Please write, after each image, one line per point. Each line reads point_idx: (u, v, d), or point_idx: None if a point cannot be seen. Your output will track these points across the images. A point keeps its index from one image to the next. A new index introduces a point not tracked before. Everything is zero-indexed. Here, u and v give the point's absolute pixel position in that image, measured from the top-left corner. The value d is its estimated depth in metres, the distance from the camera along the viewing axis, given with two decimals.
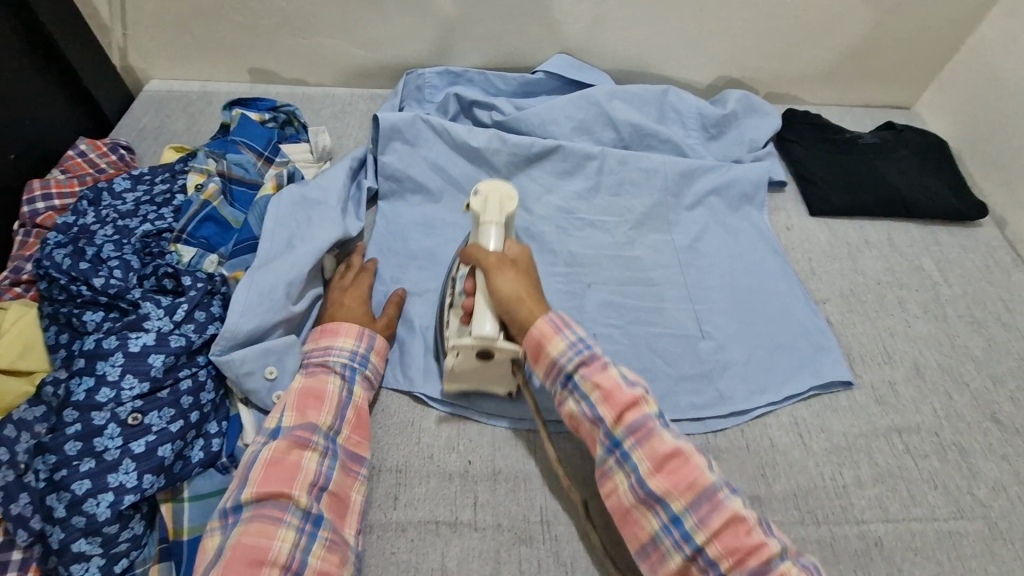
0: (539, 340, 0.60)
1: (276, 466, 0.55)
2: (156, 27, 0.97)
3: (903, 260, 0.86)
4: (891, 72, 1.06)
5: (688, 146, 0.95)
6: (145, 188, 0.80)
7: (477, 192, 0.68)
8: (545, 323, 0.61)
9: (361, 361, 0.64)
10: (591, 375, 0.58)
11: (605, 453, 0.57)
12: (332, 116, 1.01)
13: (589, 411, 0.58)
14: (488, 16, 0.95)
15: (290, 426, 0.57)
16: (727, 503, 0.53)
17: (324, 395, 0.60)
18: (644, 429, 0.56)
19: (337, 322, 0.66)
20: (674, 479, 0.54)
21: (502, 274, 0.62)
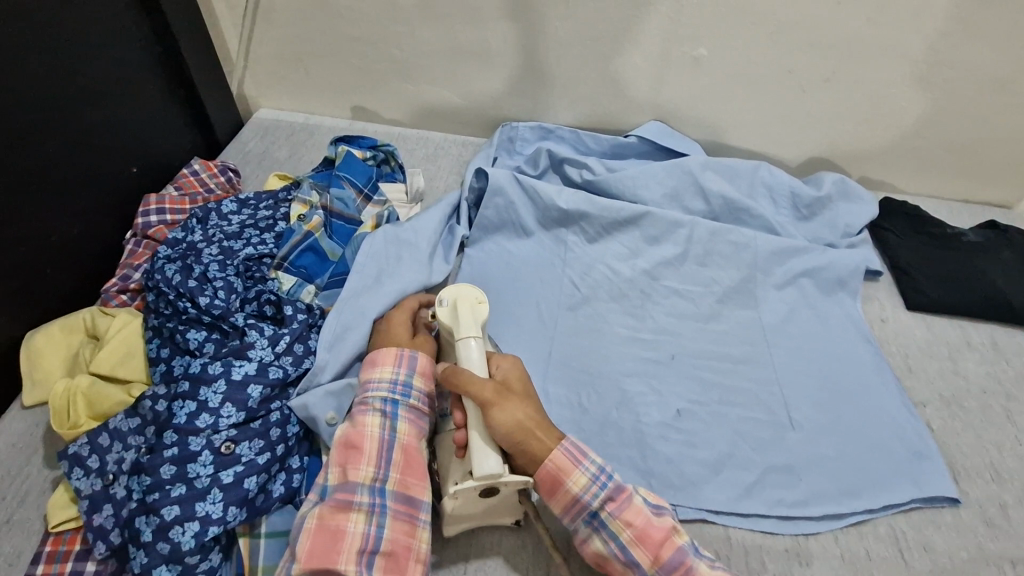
0: (555, 475, 0.57)
1: (320, 535, 0.52)
2: (275, 62, 1.03)
3: (1010, 368, 0.81)
4: (996, 169, 1.02)
5: (779, 224, 0.93)
6: (249, 212, 0.83)
7: (442, 302, 0.64)
8: (559, 454, 0.57)
9: (402, 392, 0.60)
10: (602, 492, 0.56)
11: (555, 481, 0.58)
12: (425, 159, 1.04)
13: (569, 481, 0.58)
14: (589, 79, 0.98)
15: (334, 487, 0.55)
16: (660, 523, 0.56)
17: (362, 444, 0.56)
18: (622, 497, 0.57)
19: (375, 351, 0.63)
20: (616, 500, 0.56)
21: (504, 409, 0.57)
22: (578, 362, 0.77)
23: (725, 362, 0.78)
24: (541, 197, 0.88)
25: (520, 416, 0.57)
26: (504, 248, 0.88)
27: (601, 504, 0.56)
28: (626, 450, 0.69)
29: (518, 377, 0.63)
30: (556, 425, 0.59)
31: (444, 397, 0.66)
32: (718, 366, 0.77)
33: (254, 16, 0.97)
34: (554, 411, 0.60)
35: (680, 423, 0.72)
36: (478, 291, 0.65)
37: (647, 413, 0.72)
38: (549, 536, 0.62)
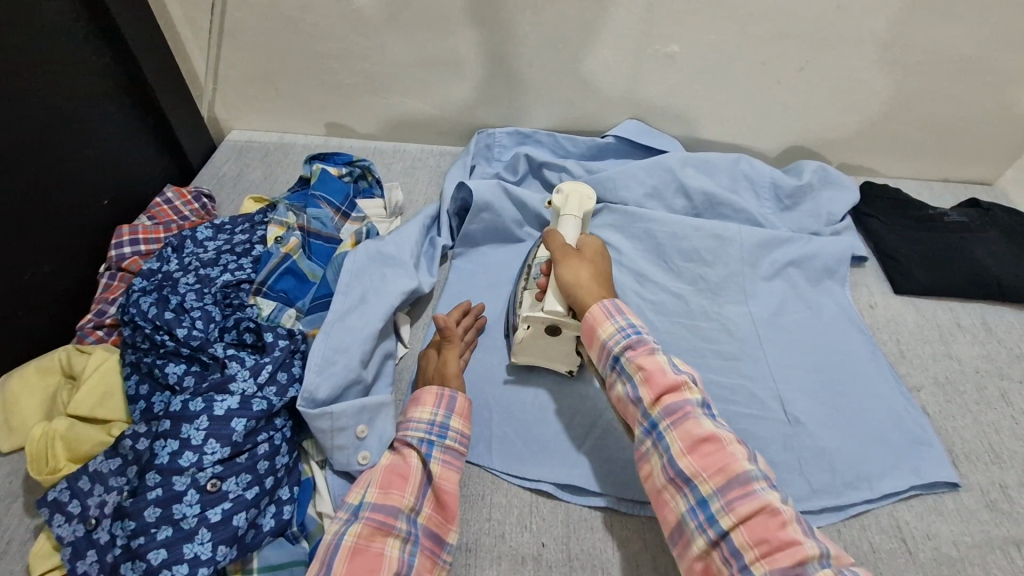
0: (590, 324, 0.61)
1: (359, 553, 0.52)
2: (245, 83, 1.02)
3: (1001, 347, 0.81)
4: (973, 148, 1.02)
5: (762, 216, 0.93)
6: (225, 237, 0.82)
7: (561, 194, 0.78)
8: (598, 309, 0.62)
9: (439, 432, 0.60)
10: (636, 358, 0.57)
11: (643, 433, 0.56)
12: (403, 171, 1.03)
13: (632, 392, 0.57)
14: (563, 82, 0.97)
15: (373, 507, 0.55)
16: (763, 495, 0.49)
17: (407, 473, 0.58)
18: (682, 411, 0.54)
19: (419, 389, 0.64)
20: (705, 461, 0.51)
21: (571, 261, 0.67)
22: None
23: (718, 360, 0.77)
24: (522, 204, 0.87)
25: (585, 297, 0.64)
26: (490, 258, 0.86)
27: (683, 458, 0.52)
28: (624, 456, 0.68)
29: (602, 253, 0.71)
30: (621, 336, 0.59)
31: (537, 263, 0.76)
32: (710, 364, 0.77)
33: (220, 38, 0.95)
34: (622, 326, 0.60)
35: None
36: (588, 192, 0.79)
37: None
38: (548, 550, 0.60)
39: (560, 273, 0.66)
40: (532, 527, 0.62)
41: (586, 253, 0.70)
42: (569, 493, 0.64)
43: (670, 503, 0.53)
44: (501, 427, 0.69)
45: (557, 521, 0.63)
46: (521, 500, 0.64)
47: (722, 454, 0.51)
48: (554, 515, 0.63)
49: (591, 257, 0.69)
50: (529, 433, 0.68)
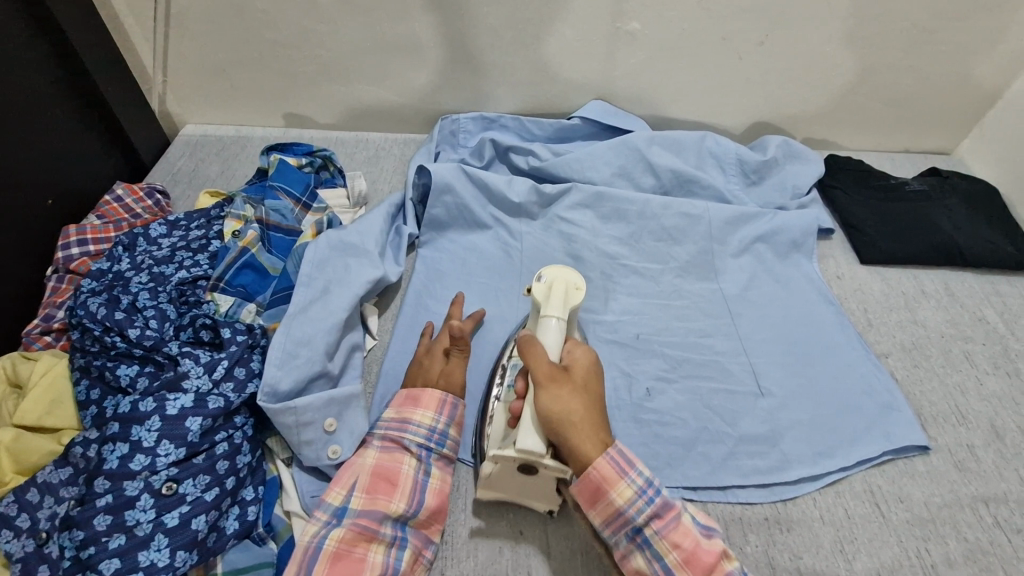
0: (592, 480, 0.52)
1: (341, 559, 0.51)
2: (196, 74, 0.98)
3: (965, 312, 0.82)
4: (932, 118, 1.04)
5: (729, 192, 0.93)
6: (181, 234, 0.78)
7: (539, 279, 0.63)
8: (603, 464, 0.52)
9: (438, 440, 0.58)
10: (621, 458, 0.52)
11: (626, 536, 0.52)
12: (366, 161, 1.01)
13: (619, 497, 0.51)
14: (526, 64, 0.95)
15: (358, 512, 0.54)
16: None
17: (396, 478, 0.56)
18: (673, 517, 0.52)
19: (417, 388, 0.61)
20: (700, 571, 0.50)
21: (553, 392, 0.53)
22: None
23: (691, 336, 0.77)
24: (488, 187, 0.85)
25: (570, 406, 0.53)
26: (459, 245, 0.85)
27: (681, 570, 0.50)
28: None
29: (596, 373, 0.57)
30: (609, 433, 0.52)
31: (512, 369, 0.65)
32: (683, 341, 0.76)
33: (165, 27, 0.91)
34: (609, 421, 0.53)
35: (650, 402, 0.70)
36: (578, 278, 0.64)
37: (616, 396, 0.71)
38: (527, 537, 0.59)
39: (541, 409, 0.52)
40: (509, 515, 0.61)
41: (577, 376, 0.56)
42: None
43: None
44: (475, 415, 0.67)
45: (534, 506, 0.62)
46: None
47: (716, 561, 0.50)
48: (531, 501, 0.62)
49: (583, 385, 0.55)
50: None
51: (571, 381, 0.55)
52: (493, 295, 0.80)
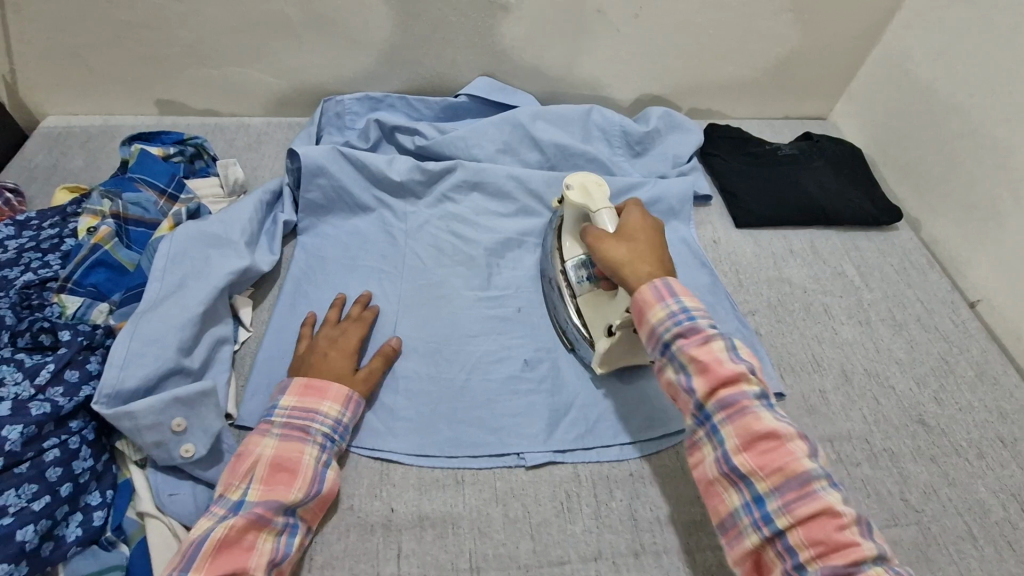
0: (640, 307, 0.57)
1: (229, 547, 0.50)
2: (48, 61, 0.91)
3: (826, 267, 0.88)
4: (805, 85, 1.09)
5: (614, 163, 0.95)
6: (31, 234, 0.73)
7: (570, 187, 0.70)
8: (647, 291, 0.57)
9: (342, 433, 0.61)
10: (689, 346, 0.54)
11: (694, 422, 0.54)
12: (247, 147, 0.97)
13: (687, 387, 0.53)
14: (405, 41, 0.93)
15: (253, 501, 0.53)
16: (823, 497, 0.47)
17: (296, 469, 0.56)
18: (738, 406, 0.51)
19: (320, 380, 0.62)
20: (763, 459, 0.49)
21: (609, 245, 0.63)
22: (423, 333, 0.74)
23: None
24: (367, 167, 0.84)
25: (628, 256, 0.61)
26: (340, 230, 0.83)
27: (712, 403, 0.52)
28: (476, 411, 0.68)
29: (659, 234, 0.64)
30: (675, 321, 0.55)
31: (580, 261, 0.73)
32: None
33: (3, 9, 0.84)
34: (676, 310, 0.55)
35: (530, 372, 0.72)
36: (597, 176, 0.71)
37: (494, 370, 0.71)
38: (398, 513, 0.60)
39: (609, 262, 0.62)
40: (381, 494, 0.61)
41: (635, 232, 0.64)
42: (424, 457, 0.64)
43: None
44: None
45: (407, 485, 0.62)
46: (371, 470, 0.63)
47: (736, 382, 0.52)
48: (405, 479, 0.63)
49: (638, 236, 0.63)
50: (381, 405, 0.67)
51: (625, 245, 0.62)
52: (374, 277, 0.78)
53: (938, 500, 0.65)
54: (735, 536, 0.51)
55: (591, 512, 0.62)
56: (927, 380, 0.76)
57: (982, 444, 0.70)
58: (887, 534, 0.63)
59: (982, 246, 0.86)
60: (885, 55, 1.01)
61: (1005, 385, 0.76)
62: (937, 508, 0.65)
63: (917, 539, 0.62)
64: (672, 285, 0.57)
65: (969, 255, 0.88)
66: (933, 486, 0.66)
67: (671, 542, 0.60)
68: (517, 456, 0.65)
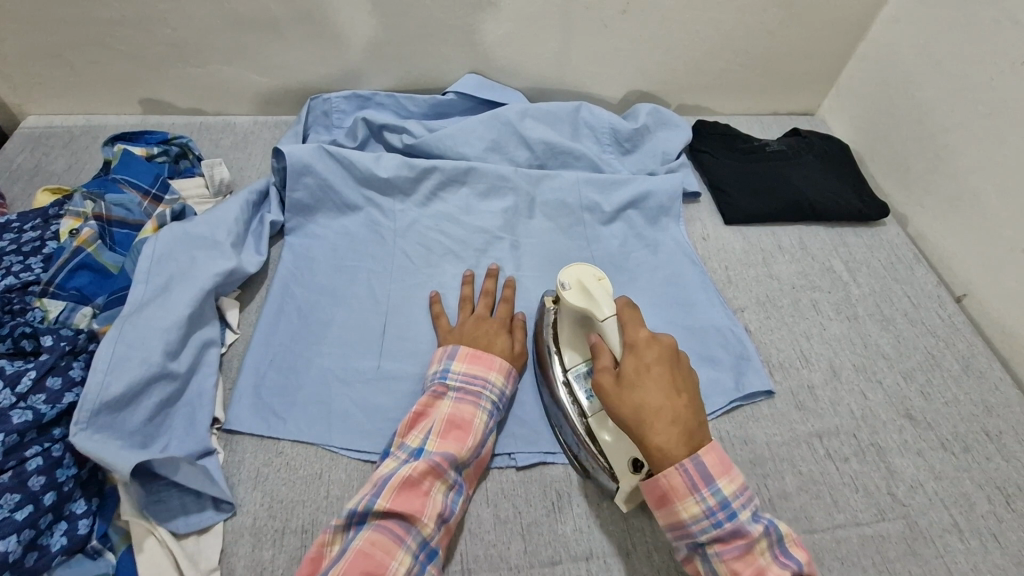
0: (664, 491, 0.50)
1: (411, 487, 0.53)
2: (27, 61, 0.89)
3: (815, 263, 0.88)
4: (793, 81, 1.09)
5: (603, 161, 0.95)
6: (12, 236, 0.72)
7: (565, 287, 0.63)
8: (677, 476, 0.50)
9: (501, 404, 0.64)
10: (691, 488, 0.50)
11: (656, 483, 0.52)
12: (233, 147, 0.96)
13: (683, 519, 0.51)
14: (390, 39, 0.92)
15: (432, 450, 0.57)
16: (750, 536, 0.49)
17: (468, 428, 0.59)
18: (738, 554, 0.49)
19: (477, 351, 0.65)
20: (701, 512, 0.50)
21: (648, 429, 0.50)
22: (413, 332, 0.73)
23: None
24: (354, 166, 0.83)
25: (643, 400, 0.51)
26: (329, 230, 0.82)
27: (696, 520, 0.50)
28: None
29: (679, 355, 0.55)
30: (680, 459, 0.50)
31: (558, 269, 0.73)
32: None
33: None
34: (683, 452, 0.50)
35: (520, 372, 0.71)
36: (594, 269, 0.64)
37: None
38: None
39: (625, 416, 0.51)
40: None
41: (652, 360, 0.53)
42: None
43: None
44: (342, 401, 0.66)
45: None
46: (361, 471, 0.62)
47: (734, 524, 0.49)
48: None
49: (652, 365, 0.53)
50: (370, 407, 0.66)
51: (634, 380, 0.52)
52: (363, 277, 0.78)
53: (924, 494, 0.66)
54: None
55: (581, 510, 0.62)
56: (914, 374, 0.77)
57: (967, 438, 0.71)
58: (874, 528, 0.63)
59: (968, 241, 0.87)
60: (872, 51, 1.02)
61: (990, 378, 0.77)
62: (923, 502, 0.66)
63: (904, 533, 0.63)
64: (706, 469, 0.49)
65: (955, 250, 0.89)
66: (920, 480, 0.67)
67: (661, 538, 0.61)
68: (508, 456, 0.65)
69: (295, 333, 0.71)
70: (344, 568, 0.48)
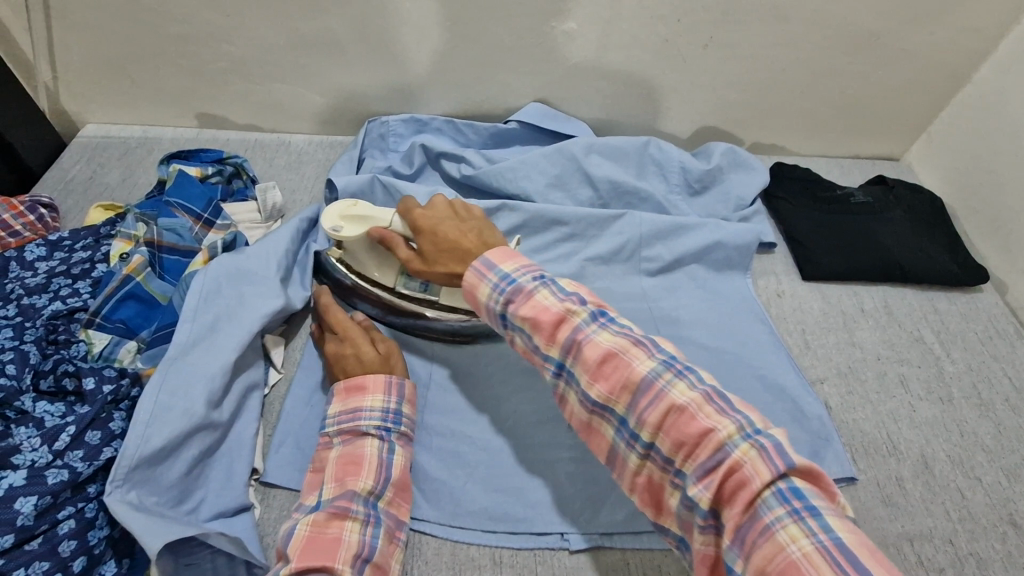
0: (468, 292, 0.55)
1: (314, 541, 0.50)
2: (90, 70, 0.88)
3: (902, 332, 0.80)
4: (881, 126, 1.01)
5: (670, 203, 0.89)
6: (62, 256, 0.70)
7: (338, 228, 0.68)
8: (523, 310, 0.51)
9: (394, 419, 0.59)
10: (579, 356, 0.48)
11: (552, 376, 0.51)
12: (286, 167, 0.93)
13: (584, 398, 0.49)
14: (455, 65, 0.88)
15: (329, 498, 0.53)
16: (667, 393, 0.44)
17: (361, 460, 0.55)
18: (639, 389, 0.45)
19: (357, 375, 0.60)
20: (610, 383, 0.47)
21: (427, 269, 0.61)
22: (462, 384, 0.69)
23: None
24: (409, 199, 0.79)
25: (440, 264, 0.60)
26: None
27: (595, 385, 0.47)
28: (518, 480, 0.63)
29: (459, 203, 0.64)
30: (501, 292, 0.52)
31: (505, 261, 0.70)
32: None
33: (46, 15, 0.81)
34: (497, 282, 0.53)
35: (572, 438, 0.66)
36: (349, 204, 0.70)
37: (537, 434, 0.66)
38: None
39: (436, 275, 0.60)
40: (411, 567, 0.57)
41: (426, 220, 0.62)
42: (458, 529, 0.59)
43: (665, 498, 0.46)
44: None
45: (441, 562, 0.58)
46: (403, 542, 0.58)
47: (620, 360, 0.46)
48: (440, 555, 0.58)
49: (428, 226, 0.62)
50: (415, 466, 0.63)
51: (432, 258, 0.61)
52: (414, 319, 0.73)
53: None
54: (621, 466, 0.49)
55: None
56: (1017, 473, 0.69)
57: None
58: None
59: None
60: (975, 97, 0.93)
61: None
62: None
63: None
64: (491, 259, 0.54)
65: None
66: None
67: None
68: (561, 536, 0.60)
69: None
70: None
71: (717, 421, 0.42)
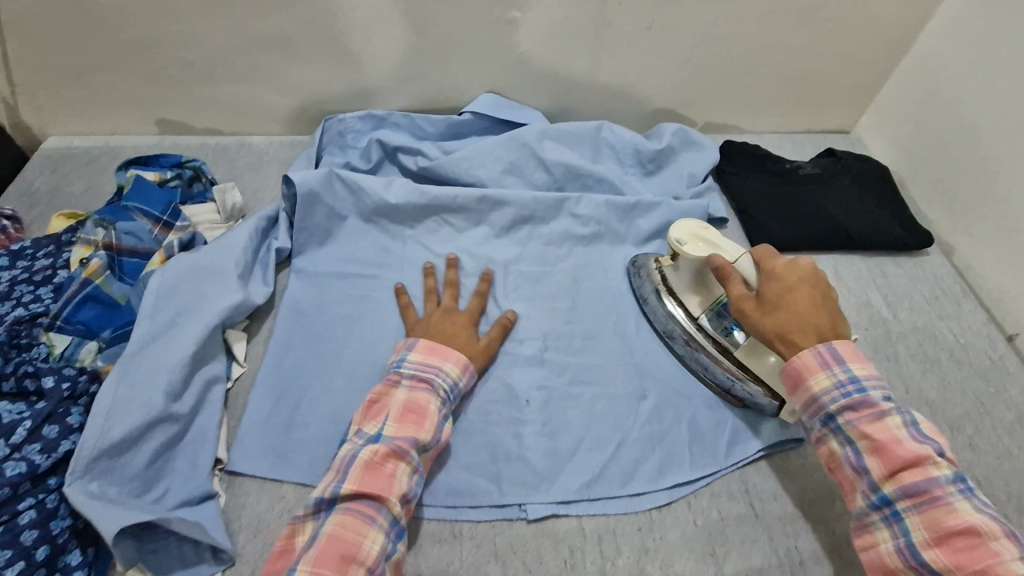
0: (799, 370, 0.58)
1: (373, 470, 0.54)
2: (47, 82, 0.89)
3: (851, 296, 0.83)
4: (829, 99, 1.03)
5: (625, 184, 0.91)
6: (25, 264, 0.71)
7: (682, 242, 0.69)
8: (815, 361, 0.58)
9: (455, 392, 0.63)
10: (880, 449, 0.54)
11: (842, 455, 0.56)
12: (248, 169, 0.95)
13: (869, 485, 0.54)
14: (408, 59, 0.90)
15: (392, 435, 0.57)
16: (968, 518, 0.50)
17: (424, 414, 0.59)
18: (931, 499, 0.51)
19: (434, 342, 0.65)
20: (910, 487, 0.52)
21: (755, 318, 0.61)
22: None
23: (574, 339, 0.75)
24: (365, 192, 0.81)
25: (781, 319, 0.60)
26: (335, 257, 0.79)
27: (875, 465, 0.54)
28: (477, 456, 0.65)
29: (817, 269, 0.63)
30: (839, 392, 0.57)
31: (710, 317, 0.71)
32: (570, 344, 0.74)
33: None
34: (840, 380, 0.57)
35: (530, 413, 0.68)
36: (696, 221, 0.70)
37: (495, 411, 0.68)
38: None
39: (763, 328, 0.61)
40: None
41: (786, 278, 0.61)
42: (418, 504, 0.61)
43: None
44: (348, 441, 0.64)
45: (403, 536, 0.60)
46: None
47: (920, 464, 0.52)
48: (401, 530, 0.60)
49: (795, 285, 0.61)
50: None
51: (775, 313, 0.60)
52: (374, 307, 0.75)
53: None
54: (877, 561, 0.54)
55: (595, 568, 0.59)
56: (961, 424, 0.71)
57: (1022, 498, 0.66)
58: None
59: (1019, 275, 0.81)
60: (916, 65, 0.95)
61: None
62: None
63: None
64: (837, 350, 0.58)
65: (1009, 285, 0.83)
66: None
67: None
68: (518, 507, 0.62)
69: (305, 368, 0.69)
70: (319, 555, 0.50)
71: (1010, 551, 0.48)
